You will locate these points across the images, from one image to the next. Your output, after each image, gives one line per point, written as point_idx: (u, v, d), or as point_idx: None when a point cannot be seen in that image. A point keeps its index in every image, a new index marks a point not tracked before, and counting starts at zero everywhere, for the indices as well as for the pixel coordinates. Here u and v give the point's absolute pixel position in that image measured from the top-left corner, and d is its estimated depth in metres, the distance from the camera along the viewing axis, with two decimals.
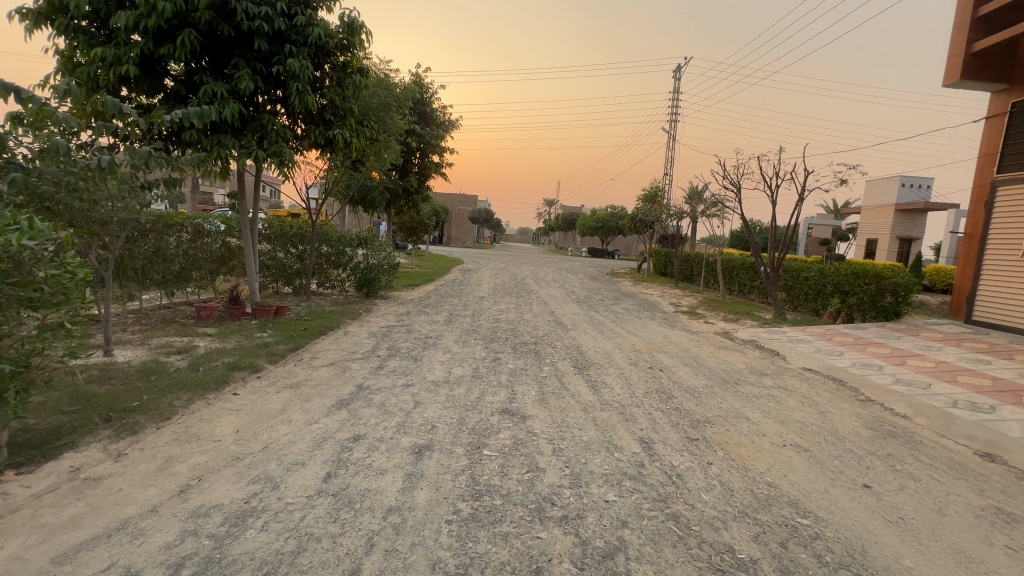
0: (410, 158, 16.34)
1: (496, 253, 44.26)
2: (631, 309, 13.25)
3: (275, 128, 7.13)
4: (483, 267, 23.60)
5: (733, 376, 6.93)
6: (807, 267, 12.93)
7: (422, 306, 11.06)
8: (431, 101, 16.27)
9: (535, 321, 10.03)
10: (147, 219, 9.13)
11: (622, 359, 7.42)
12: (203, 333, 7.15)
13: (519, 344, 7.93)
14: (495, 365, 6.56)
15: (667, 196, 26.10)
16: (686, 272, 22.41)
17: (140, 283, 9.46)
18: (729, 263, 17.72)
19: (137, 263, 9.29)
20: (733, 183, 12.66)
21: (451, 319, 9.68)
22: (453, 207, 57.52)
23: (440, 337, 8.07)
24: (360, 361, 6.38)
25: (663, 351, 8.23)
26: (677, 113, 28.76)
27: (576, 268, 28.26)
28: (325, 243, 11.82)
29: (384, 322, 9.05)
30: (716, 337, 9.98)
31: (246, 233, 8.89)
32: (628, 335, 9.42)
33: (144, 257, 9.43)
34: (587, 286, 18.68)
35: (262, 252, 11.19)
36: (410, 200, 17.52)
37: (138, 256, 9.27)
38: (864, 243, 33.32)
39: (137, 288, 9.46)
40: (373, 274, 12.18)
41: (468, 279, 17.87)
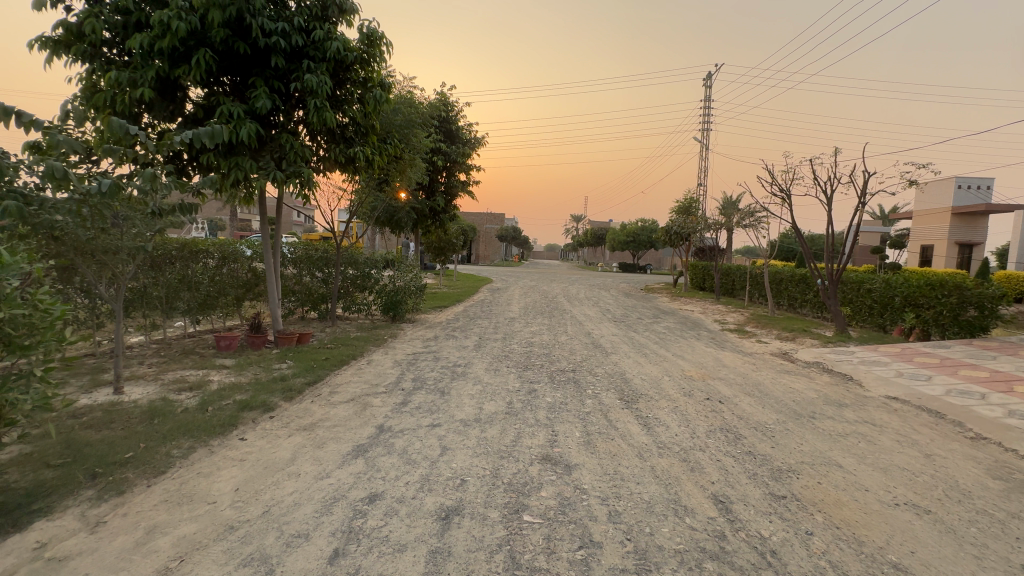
0: (436, 177, 16.05)
1: (525, 270, 43.70)
2: (673, 328, 12.30)
3: (294, 148, 6.79)
4: (512, 286, 23.04)
5: (807, 409, 5.98)
6: (870, 277, 11.76)
7: (451, 330, 10.48)
8: (457, 120, 16.04)
9: (571, 344, 9.29)
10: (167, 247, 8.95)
11: (674, 388, 6.57)
12: (221, 365, 6.74)
13: (556, 372, 7.21)
14: (531, 398, 5.86)
15: (702, 207, 25.04)
16: (726, 285, 21.18)
17: (165, 312, 9.25)
18: (776, 276, 16.51)
19: (162, 292, 9.09)
20: (782, 189, 11.70)
21: (481, 344, 9.05)
22: (481, 226, 57.58)
23: (469, 366, 7.42)
24: (383, 396, 5.80)
25: (719, 378, 7.32)
26: (708, 121, 27.88)
27: (608, 284, 27.34)
28: (351, 265, 11.41)
29: (411, 349, 8.49)
30: (774, 360, 8.96)
31: (268, 258, 8.56)
32: (676, 359, 8.54)
33: (169, 285, 9.22)
34: (622, 303, 17.79)
35: (288, 277, 10.93)
36: (438, 220, 17.17)
37: (163, 285, 9.06)
38: (919, 250, 31.07)
39: (162, 317, 9.24)
40: (400, 297, 11.81)
41: (498, 299, 17.29)
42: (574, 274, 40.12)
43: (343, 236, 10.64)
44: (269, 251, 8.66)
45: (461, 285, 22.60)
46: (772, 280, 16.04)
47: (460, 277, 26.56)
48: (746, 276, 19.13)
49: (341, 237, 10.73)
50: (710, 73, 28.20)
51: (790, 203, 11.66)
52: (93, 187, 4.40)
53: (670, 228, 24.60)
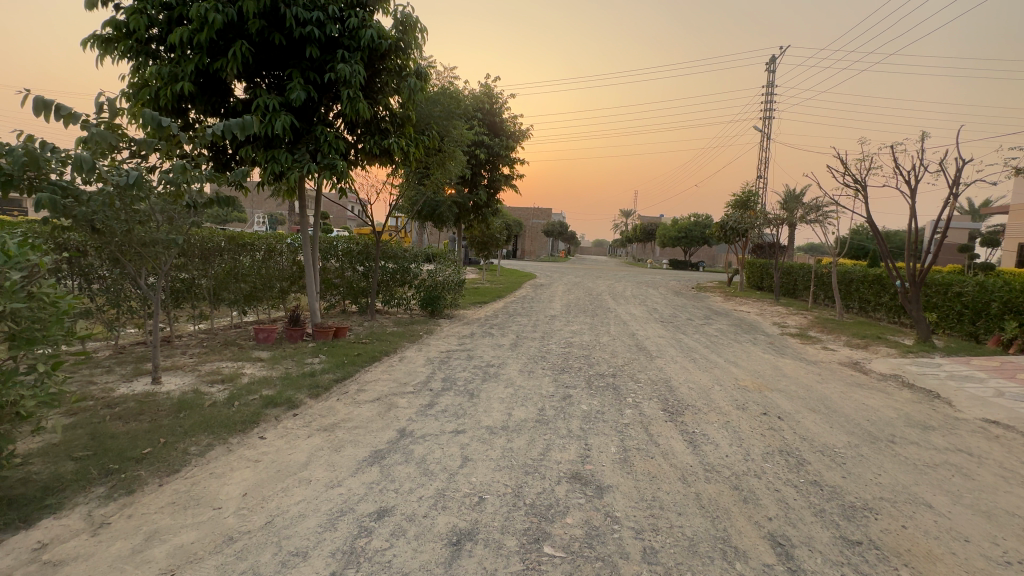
0: (479, 170, 15.81)
1: (571, 266, 42.96)
2: (726, 331, 11.41)
3: (328, 140, 6.71)
4: (556, 282, 22.52)
5: (885, 432, 5.19)
6: (960, 279, 10.38)
7: (488, 327, 10.20)
8: (501, 112, 15.71)
9: (613, 346, 8.74)
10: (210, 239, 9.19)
11: (726, 400, 5.93)
12: (256, 358, 6.78)
13: (594, 376, 6.74)
14: (565, 405, 5.44)
15: (761, 201, 23.41)
16: (788, 285, 19.68)
17: (213, 303, 9.58)
18: (846, 276, 15.05)
19: (210, 283, 9.41)
20: (857, 179, 10.50)
21: (517, 343, 8.71)
22: (527, 221, 57.20)
23: (503, 366, 7.08)
24: (409, 396, 5.57)
25: (778, 390, 6.58)
26: (770, 109, 26.02)
27: (657, 282, 26.22)
28: (390, 260, 11.36)
29: (445, 346, 8.27)
30: (844, 371, 8.02)
31: (307, 250, 8.65)
32: (728, 366, 7.81)
33: (216, 277, 9.54)
34: (670, 302, 16.89)
35: (330, 271, 11.05)
36: (481, 214, 16.95)
37: (211, 277, 9.37)
38: (1015, 249, 27.68)
39: (211, 308, 9.58)
40: (438, 292, 11.69)
41: (540, 295, 16.89)
42: (621, 271, 38.97)
43: (383, 230, 10.57)
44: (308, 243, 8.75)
45: (503, 280, 22.35)
46: (842, 280, 14.62)
47: (504, 272, 26.34)
48: (810, 275, 17.62)
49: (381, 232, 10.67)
50: (774, 57, 26.26)
51: (866, 196, 10.46)
52: (124, 180, 4.40)
53: (725, 224, 23.18)
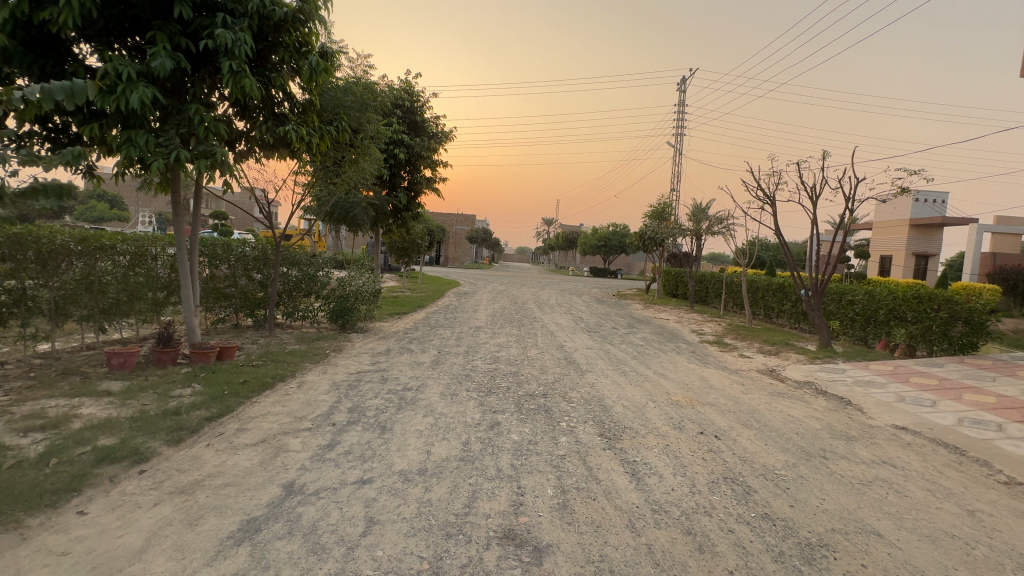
0: (398, 171, 14.76)
1: (495, 273, 42.56)
2: (651, 340, 11.41)
3: (205, 122, 5.50)
4: (481, 291, 21.88)
5: (815, 446, 5.11)
6: (853, 289, 11.22)
7: (405, 342, 9.24)
8: (422, 110, 14.83)
9: (541, 361, 8.22)
10: (55, 241, 7.39)
11: (663, 420, 5.60)
12: (102, 392, 5.33)
13: (524, 398, 6.13)
14: (493, 436, 4.76)
15: (675, 213, 24.61)
16: (700, 293, 20.70)
17: (58, 319, 7.71)
18: (752, 284, 15.99)
19: (54, 295, 7.57)
20: (767, 193, 11.04)
21: (439, 360, 7.89)
22: (451, 227, 56.13)
23: (422, 390, 6.24)
24: (305, 435, 4.57)
25: (709, 404, 6.41)
26: (682, 127, 27.65)
27: (580, 290, 26.52)
28: (291, 269, 9.96)
29: (355, 367, 7.23)
30: (763, 380, 8.16)
31: (183, 255, 7.08)
32: (658, 380, 7.60)
33: (64, 287, 7.70)
34: (595, 311, 16.93)
35: (218, 279, 9.49)
36: (401, 219, 15.86)
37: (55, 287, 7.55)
38: (878, 261, 31.79)
39: (55, 325, 7.70)
40: (351, 303, 10.33)
41: (464, 304, 16.12)
42: (545, 278, 39.27)
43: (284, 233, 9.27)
44: (183, 246, 7.13)
45: (425, 288, 21.22)
46: (749, 289, 15.49)
47: (426, 280, 25.22)
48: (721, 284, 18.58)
49: (281, 235, 9.36)
50: (684, 78, 27.95)
51: (775, 210, 11.04)
52: None
53: (643, 234, 23.98)
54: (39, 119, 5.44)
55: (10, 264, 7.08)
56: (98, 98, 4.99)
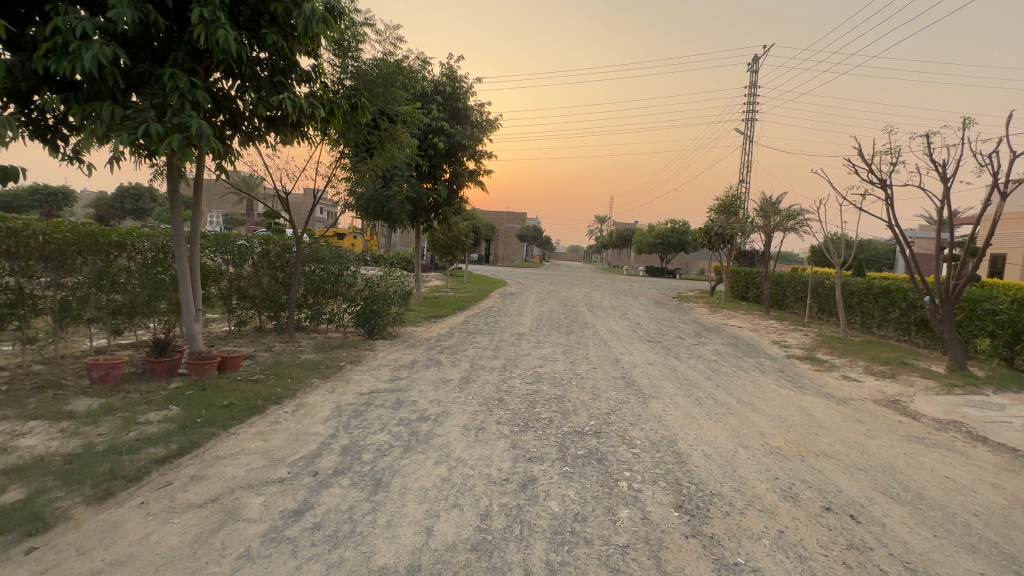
0: (439, 162, 13.70)
1: (545, 272, 40.99)
2: (726, 355, 9.54)
3: (180, 88, 4.48)
4: (529, 291, 20.51)
5: (1019, 544, 3.33)
6: (992, 295, 8.91)
7: (434, 352, 8.03)
8: (465, 97, 13.73)
9: (593, 382, 6.73)
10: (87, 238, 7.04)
11: (766, 483, 3.98)
12: (63, 414, 4.48)
13: (569, 437, 4.71)
14: (524, 506, 3.38)
15: (745, 206, 22.07)
16: (777, 296, 18.21)
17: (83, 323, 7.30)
18: (847, 287, 13.64)
19: (83, 297, 7.23)
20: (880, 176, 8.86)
21: (469, 378, 6.62)
22: (501, 225, 55.18)
23: (441, 420, 4.98)
24: (271, 492, 3.40)
25: (825, 456, 4.68)
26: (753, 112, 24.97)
27: (635, 291, 24.48)
28: (317, 267, 9.01)
29: (369, 385, 6.08)
30: (888, 416, 6.22)
31: (180, 251, 6.23)
32: (746, 413, 5.89)
33: (90, 285, 7.30)
34: (654, 315, 15.09)
35: (242, 278, 8.83)
36: (442, 214, 14.81)
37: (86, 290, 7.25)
38: (989, 261, 27.30)
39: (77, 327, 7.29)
40: (375, 309, 9.09)
41: (508, 307, 14.83)
42: (598, 278, 37.28)
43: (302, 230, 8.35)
44: (184, 246, 6.33)
45: (469, 288, 20.10)
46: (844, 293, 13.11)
47: (472, 279, 24.13)
48: (805, 286, 16.08)
49: (296, 231, 8.40)
50: (756, 57, 25.18)
51: (891, 196, 8.88)
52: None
53: (710, 229, 21.59)
54: (16, 101, 4.70)
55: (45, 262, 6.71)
56: (51, 63, 4.09)
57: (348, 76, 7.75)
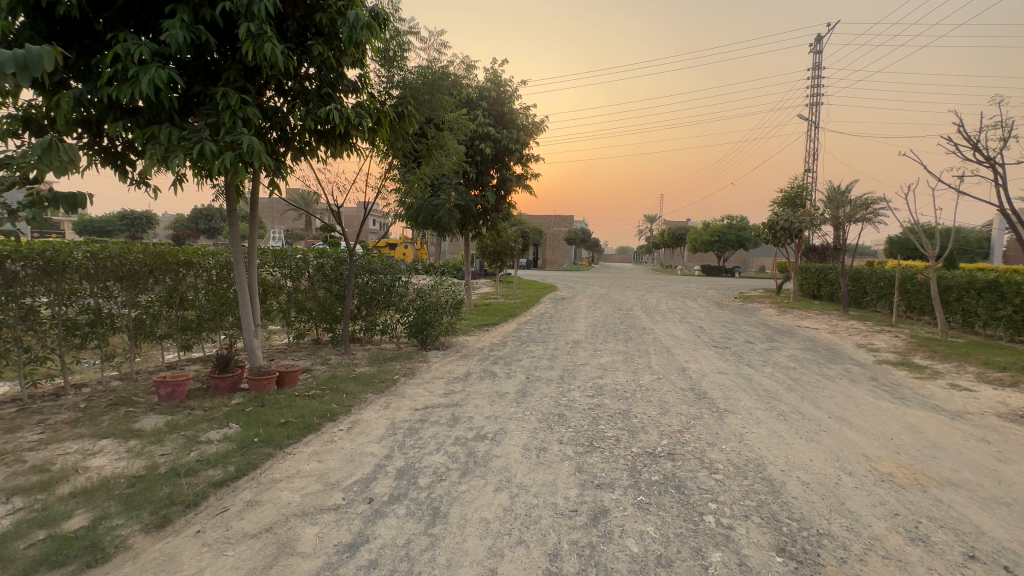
0: (486, 168, 13.56)
1: (595, 275, 40.13)
2: (806, 362, 8.64)
3: (232, 105, 4.49)
4: (581, 296, 19.96)
5: None
6: None
7: (488, 363, 7.78)
8: (510, 101, 13.55)
9: (660, 395, 6.20)
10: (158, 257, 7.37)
11: (885, 521, 3.35)
12: (132, 432, 4.58)
13: (640, 460, 4.26)
14: (599, 546, 2.99)
15: (813, 197, 20.46)
16: (856, 294, 16.63)
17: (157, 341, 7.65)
18: (943, 282, 12.16)
19: (156, 315, 7.56)
20: (987, 154, 7.72)
21: (526, 391, 6.29)
22: (549, 229, 54.73)
23: (499, 439, 4.67)
24: (325, 522, 3.22)
25: (953, 486, 3.94)
26: (818, 96, 23.24)
27: (693, 292, 23.26)
28: (371, 278, 9.04)
29: (423, 400, 5.89)
30: (1020, 434, 5.28)
31: (239, 269, 6.34)
32: (842, 430, 5.17)
33: (162, 303, 7.63)
34: (717, 318, 14.15)
35: (299, 291, 9.00)
36: (490, 220, 14.64)
37: (157, 308, 7.57)
38: None
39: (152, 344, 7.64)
40: (428, 318, 9.07)
41: (561, 313, 14.40)
42: (652, 279, 35.96)
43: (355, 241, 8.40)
44: (243, 263, 6.45)
45: (519, 294, 19.82)
46: (940, 288, 11.68)
47: (521, 285, 23.85)
48: (890, 281, 14.54)
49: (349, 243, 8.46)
50: (820, 37, 23.39)
51: (1003, 176, 7.70)
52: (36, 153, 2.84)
53: (775, 224, 20.12)
54: (88, 131, 4.91)
55: (124, 283, 7.06)
56: (114, 90, 4.19)
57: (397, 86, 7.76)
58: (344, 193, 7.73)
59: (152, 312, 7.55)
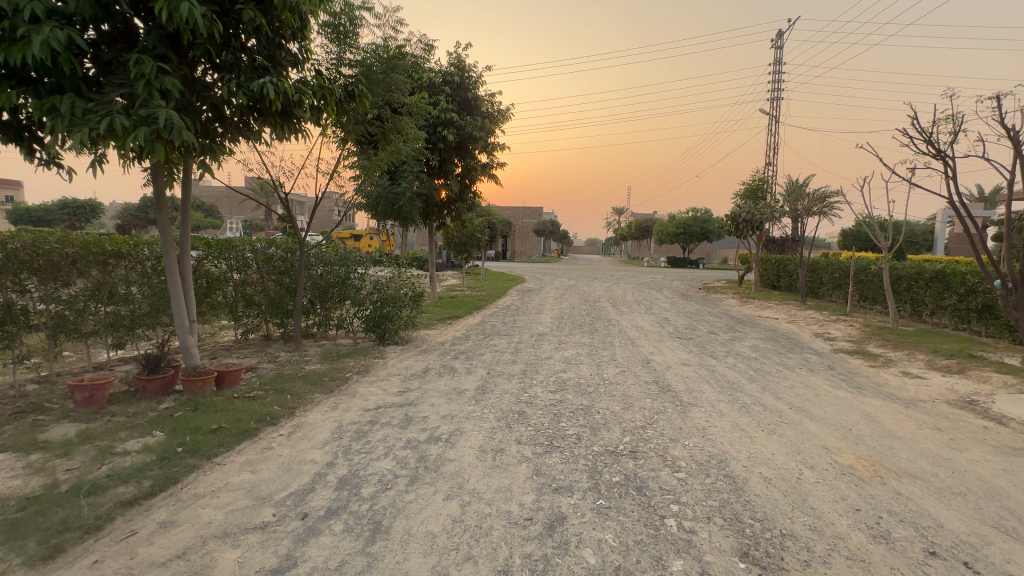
0: (449, 156, 13.11)
1: (563, 266, 40.22)
2: (767, 352, 8.72)
3: (146, 74, 3.96)
4: (548, 287, 19.83)
5: None
6: None
7: (449, 358, 7.45)
8: (475, 87, 13.13)
9: (623, 388, 6.04)
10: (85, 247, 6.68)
11: (847, 518, 3.27)
12: (35, 444, 4.05)
13: (601, 460, 4.06)
14: (553, 560, 2.75)
15: (773, 190, 20.94)
16: (813, 284, 17.13)
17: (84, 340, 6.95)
18: (894, 273, 12.60)
19: (83, 311, 6.85)
20: (940, 148, 7.89)
21: (486, 387, 6.02)
22: (518, 220, 54.47)
23: (454, 441, 4.38)
24: (249, 544, 2.85)
25: (911, 477, 3.92)
26: (778, 91, 23.76)
27: (659, 283, 23.50)
28: (324, 269, 8.52)
29: (375, 399, 5.52)
30: (969, 421, 5.40)
31: (170, 260, 5.78)
32: (802, 422, 5.14)
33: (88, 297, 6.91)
34: (681, 309, 14.26)
35: (246, 284, 8.41)
36: (454, 209, 14.22)
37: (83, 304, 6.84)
38: None
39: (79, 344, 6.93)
40: (386, 312, 8.65)
41: (527, 305, 14.19)
42: (619, 271, 36.31)
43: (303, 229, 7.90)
44: (175, 254, 5.87)
45: (486, 286, 19.50)
46: (892, 278, 12.08)
47: (488, 277, 23.51)
48: (845, 272, 14.99)
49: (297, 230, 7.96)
50: (781, 33, 23.87)
51: (953, 169, 7.91)
52: None
53: (737, 216, 20.47)
54: None
55: (42, 277, 6.37)
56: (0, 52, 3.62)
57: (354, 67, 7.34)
58: (291, 176, 7.22)
59: (77, 309, 6.83)
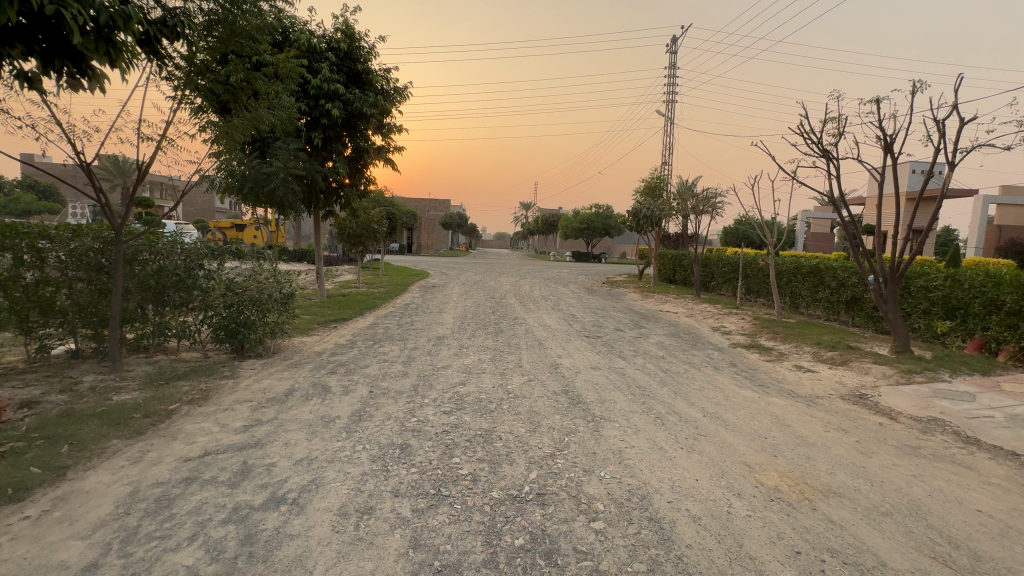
0: (334, 135, 11.40)
1: (471, 261, 39.29)
2: (673, 349, 8.53)
3: None
4: (454, 283, 18.74)
5: None
6: (927, 272, 8.75)
7: (323, 374, 6.11)
8: (366, 58, 11.59)
9: (529, 404, 5.23)
10: None
11: (791, 568, 2.71)
12: None
13: (502, 513, 3.16)
14: None
15: (669, 188, 21.84)
16: (705, 278, 18.02)
17: None
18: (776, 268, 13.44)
19: None
20: (824, 147, 8.18)
21: (364, 413, 4.84)
22: (424, 212, 52.40)
23: (303, 503, 3.19)
24: None
25: (837, 497, 3.56)
26: (673, 94, 24.97)
27: (565, 278, 23.47)
28: (154, 262, 6.59)
29: (206, 441, 4.09)
30: (866, 418, 5.39)
31: None
32: (719, 433, 4.71)
33: None
34: (588, 304, 14.05)
35: (38, 283, 6.26)
36: (343, 197, 12.56)
37: None
38: None
39: None
40: (245, 317, 6.99)
41: (428, 303, 13.00)
42: (526, 265, 36.24)
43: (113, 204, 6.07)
44: None
45: (385, 282, 17.86)
46: (775, 273, 12.84)
47: (388, 272, 21.73)
48: (734, 267, 15.85)
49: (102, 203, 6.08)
50: (675, 38, 25.08)
51: (837, 169, 8.27)
52: None
53: (639, 212, 21.06)
54: None
55: None
56: None
57: (200, 10, 6.00)
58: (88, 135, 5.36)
59: None
